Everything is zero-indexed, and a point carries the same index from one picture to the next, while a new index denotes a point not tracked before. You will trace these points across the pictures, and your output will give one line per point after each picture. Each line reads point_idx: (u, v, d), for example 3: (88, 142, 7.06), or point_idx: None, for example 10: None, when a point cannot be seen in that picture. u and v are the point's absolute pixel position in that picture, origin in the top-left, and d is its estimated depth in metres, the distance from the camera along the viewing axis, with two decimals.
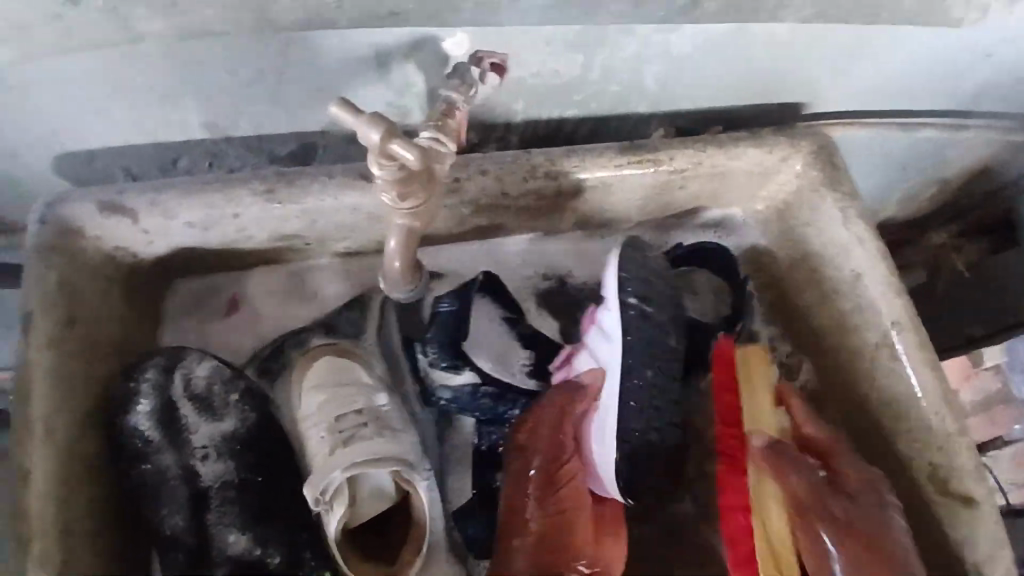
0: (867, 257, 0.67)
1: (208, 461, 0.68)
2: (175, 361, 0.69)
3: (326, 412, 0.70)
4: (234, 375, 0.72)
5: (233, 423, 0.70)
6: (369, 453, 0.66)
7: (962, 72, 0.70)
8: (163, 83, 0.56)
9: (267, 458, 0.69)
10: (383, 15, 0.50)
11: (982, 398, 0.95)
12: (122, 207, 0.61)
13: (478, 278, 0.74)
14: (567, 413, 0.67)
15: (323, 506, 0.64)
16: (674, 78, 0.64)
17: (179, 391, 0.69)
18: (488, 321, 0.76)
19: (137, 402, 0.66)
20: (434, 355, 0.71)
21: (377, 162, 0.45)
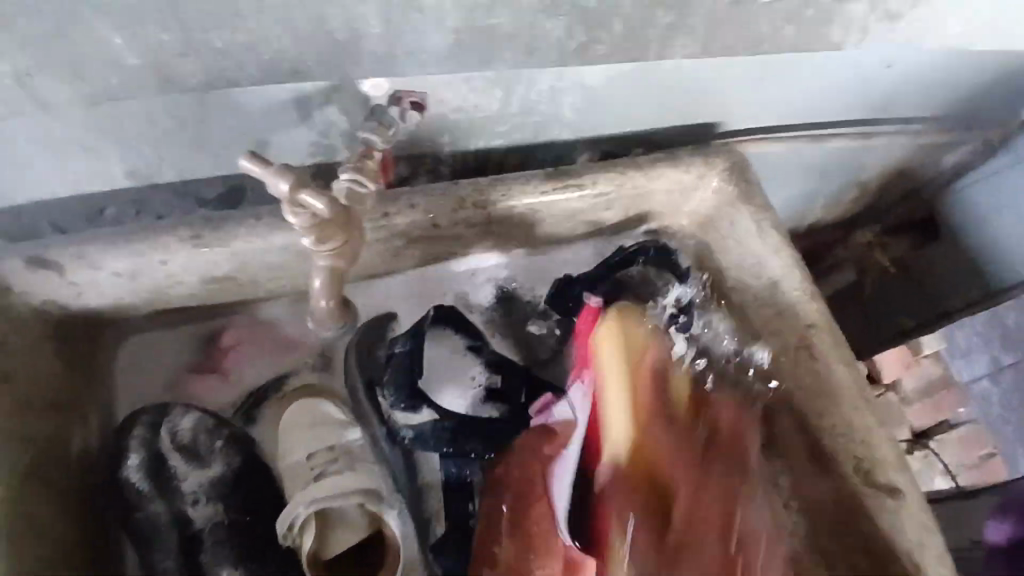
0: (782, 265, 0.72)
1: (199, 505, 0.72)
2: (160, 417, 0.73)
3: (298, 451, 0.75)
4: (219, 423, 0.75)
5: (220, 468, 0.73)
6: (331, 488, 0.70)
7: (865, 84, 0.74)
8: (86, 137, 0.56)
9: (254, 496, 0.73)
10: (286, 69, 0.50)
11: (924, 385, 0.98)
12: (50, 260, 0.61)
13: (429, 314, 0.77)
14: (536, 458, 0.70)
15: (293, 538, 0.71)
16: (591, 107, 0.67)
17: (167, 443, 0.72)
18: (447, 351, 0.78)
19: (127, 456, 0.71)
20: (393, 398, 0.73)
21: (292, 211, 0.47)
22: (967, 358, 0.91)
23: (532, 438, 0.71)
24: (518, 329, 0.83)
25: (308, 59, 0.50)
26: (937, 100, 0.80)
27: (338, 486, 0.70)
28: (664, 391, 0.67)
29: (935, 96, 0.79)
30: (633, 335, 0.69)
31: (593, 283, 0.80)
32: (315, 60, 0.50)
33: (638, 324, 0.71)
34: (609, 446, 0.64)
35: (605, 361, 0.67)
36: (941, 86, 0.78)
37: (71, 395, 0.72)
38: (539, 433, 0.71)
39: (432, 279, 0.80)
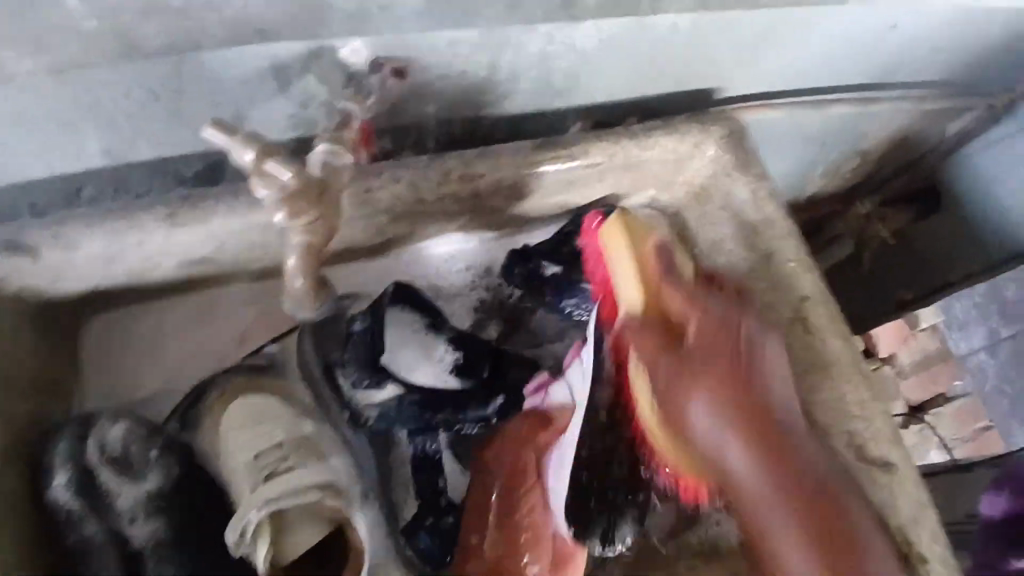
0: (778, 236, 0.70)
1: (138, 523, 0.67)
2: (86, 430, 0.67)
3: (241, 452, 0.68)
4: (152, 431, 0.71)
5: (157, 480, 0.68)
6: (288, 486, 0.64)
7: (866, 48, 0.72)
8: (54, 113, 0.54)
9: (195, 508, 0.69)
10: (251, 32, 0.49)
11: (920, 359, 0.97)
12: (24, 244, 0.59)
13: (389, 290, 0.73)
14: (526, 442, 0.72)
15: (244, 548, 0.64)
16: (582, 74, 0.64)
17: (97, 457, 0.66)
18: (405, 327, 0.73)
19: (53, 474, 0.64)
20: (354, 376, 0.70)
21: (258, 181, 0.46)
22: (964, 330, 0.89)
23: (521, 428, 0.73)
24: (487, 316, 0.83)
25: (277, 18, 0.49)
26: (941, 63, 0.78)
27: (298, 483, 0.65)
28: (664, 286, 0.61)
29: (939, 58, 0.77)
30: (635, 233, 0.64)
31: (553, 249, 0.77)
32: (283, 17, 0.49)
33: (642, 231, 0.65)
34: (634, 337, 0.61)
35: (616, 265, 0.64)
36: (945, 47, 0.75)
37: (48, 382, 0.70)
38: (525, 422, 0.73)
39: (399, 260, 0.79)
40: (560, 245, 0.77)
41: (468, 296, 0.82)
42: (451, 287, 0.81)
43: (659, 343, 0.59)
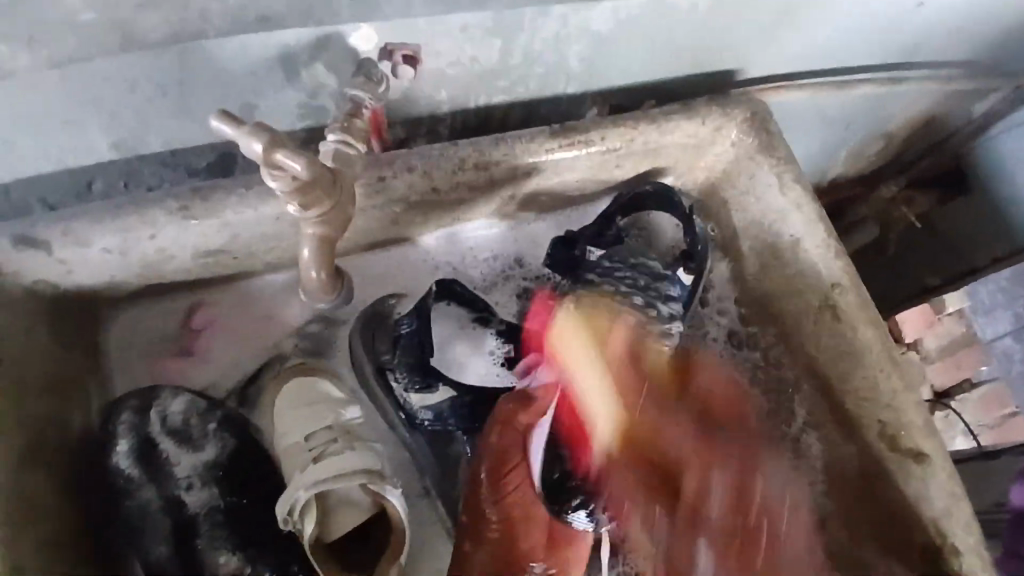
0: (805, 222, 0.67)
1: (193, 490, 0.69)
2: (148, 402, 0.69)
3: (295, 432, 0.69)
4: (211, 406, 0.72)
5: (213, 451, 0.70)
6: (334, 469, 0.63)
7: (893, 25, 0.69)
8: (61, 107, 0.53)
9: (250, 479, 0.70)
10: (250, 21, 0.48)
11: (946, 343, 0.95)
12: (36, 239, 0.58)
13: (430, 290, 0.71)
14: (510, 423, 0.65)
15: (293, 524, 0.63)
16: (597, 57, 0.62)
17: (157, 429, 0.68)
18: (453, 324, 0.73)
19: (115, 443, 0.67)
20: (405, 380, 0.70)
21: (270, 174, 0.44)
22: (991, 315, 0.86)
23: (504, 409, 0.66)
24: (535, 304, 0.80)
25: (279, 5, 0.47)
26: (971, 39, 0.75)
27: (343, 465, 0.63)
28: (632, 368, 0.64)
29: (968, 35, 0.74)
30: (597, 327, 0.67)
31: (598, 233, 0.75)
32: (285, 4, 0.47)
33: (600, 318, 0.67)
34: (581, 388, 0.64)
35: (568, 352, 0.65)
36: (975, 23, 0.72)
37: (71, 376, 0.69)
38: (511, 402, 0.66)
39: (427, 244, 0.77)
40: (603, 228, 0.75)
41: (512, 284, 0.80)
42: (490, 276, 0.79)
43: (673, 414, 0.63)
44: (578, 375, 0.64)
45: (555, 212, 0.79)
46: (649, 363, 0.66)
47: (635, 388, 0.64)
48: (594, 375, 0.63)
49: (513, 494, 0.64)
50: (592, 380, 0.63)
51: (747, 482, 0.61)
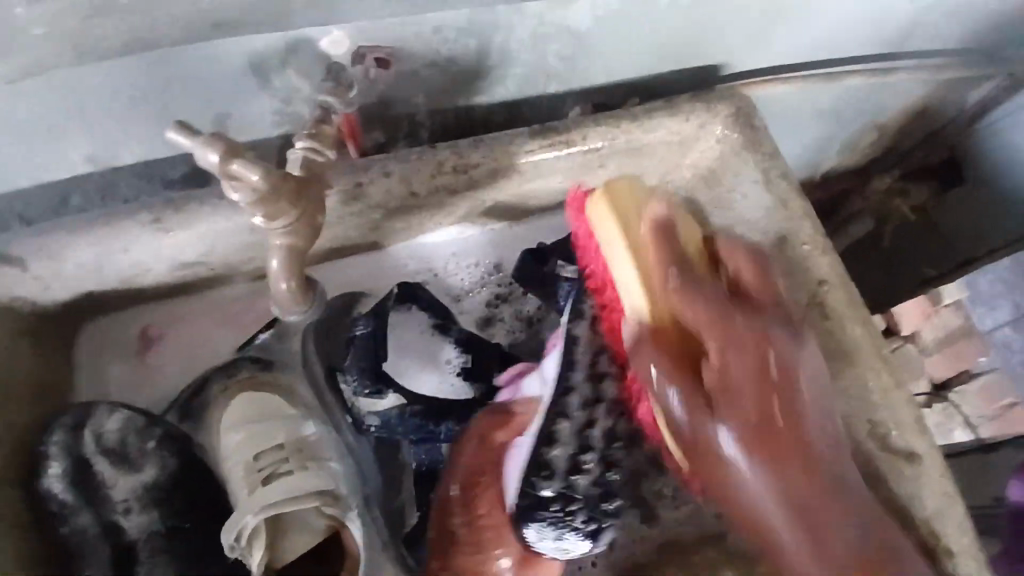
0: (794, 218, 0.66)
1: (132, 515, 0.63)
2: (83, 418, 0.64)
3: (242, 450, 0.64)
4: (150, 421, 0.65)
5: (154, 472, 0.64)
6: (286, 491, 0.60)
7: (876, 14, 0.68)
8: (26, 120, 0.51)
9: (196, 501, 0.65)
10: (210, 25, 0.47)
11: (944, 334, 0.95)
12: (9, 255, 0.57)
13: (392, 291, 0.73)
14: (485, 438, 0.65)
15: (240, 552, 0.61)
16: (577, 54, 0.61)
17: (92, 447, 0.63)
18: (414, 330, 0.72)
19: (46, 465, 0.61)
20: (355, 383, 0.67)
21: (229, 186, 0.43)
22: (990, 304, 0.86)
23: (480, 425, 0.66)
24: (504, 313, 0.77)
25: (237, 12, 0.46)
26: (956, 26, 0.74)
27: (295, 488, 0.61)
28: (670, 241, 0.55)
29: (953, 23, 0.73)
30: (621, 204, 0.60)
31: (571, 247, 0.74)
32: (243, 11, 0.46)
33: (632, 189, 0.61)
34: (630, 301, 0.58)
35: (601, 232, 0.61)
36: (959, 9, 0.71)
37: (48, 395, 0.67)
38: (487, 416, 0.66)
39: (396, 251, 0.75)
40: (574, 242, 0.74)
41: (483, 291, 0.78)
42: (459, 282, 0.77)
43: (671, 339, 0.53)
44: (626, 299, 0.58)
45: (531, 219, 0.77)
46: (682, 234, 0.57)
47: (648, 240, 0.57)
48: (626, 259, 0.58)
49: (481, 511, 0.63)
50: (635, 280, 0.57)
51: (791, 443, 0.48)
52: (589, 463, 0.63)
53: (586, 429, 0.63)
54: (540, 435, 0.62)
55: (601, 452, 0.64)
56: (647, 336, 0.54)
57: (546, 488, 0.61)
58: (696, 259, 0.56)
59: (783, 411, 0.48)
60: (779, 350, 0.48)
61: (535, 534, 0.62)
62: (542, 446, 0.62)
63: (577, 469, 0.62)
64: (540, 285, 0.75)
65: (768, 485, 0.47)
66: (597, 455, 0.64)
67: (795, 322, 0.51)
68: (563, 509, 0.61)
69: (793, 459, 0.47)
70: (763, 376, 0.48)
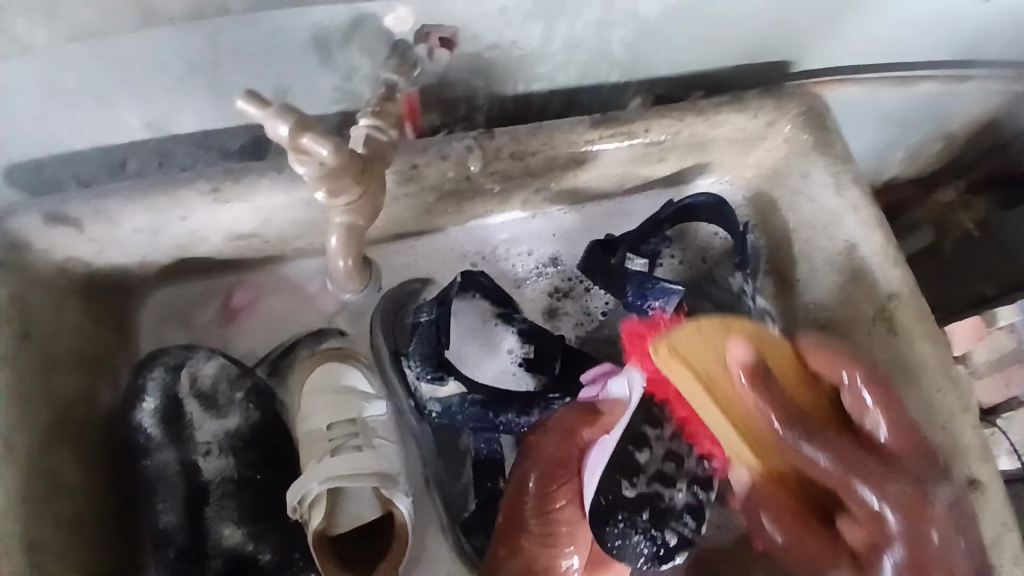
0: (861, 225, 0.64)
1: (211, 457, 0.66)
2: (180, 361, 0.67)
3: (319, 416, 0.67)
4: (242, 373, 0.68)
5: (237, 421, 0.67)
6: (351, 466, 0.62)
7: (959, 17, 0.65)
8: (93, 84, 0.52)
9: (272, 456, 0.67)
10: None
11: (996, 357, 0.89)
12: (68, 216, 0.58)
13: (456, 279, 0.68)
14: (574, 433, 0.62)
15: (301, 513, 0.62)
16: (645, 42, 0.60)
17: (185, 389, 0.66)
18: (477, 318, 0.70)
19: (142, 399, 0.65)
20: (418, 369, 0.65)
21: (297, 159, 0.43)
22: None
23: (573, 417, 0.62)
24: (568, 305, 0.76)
25: None
26: None
27: (357, 466, 0.62)
28: (768, 386, 0.53)
29: None
30: (697, 348, 0.57)
31: (640, 239, 0.70)
32: None
33: (706, 346, 0.57)
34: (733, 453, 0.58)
35: (678, 380, 0.57)
36: None
37: (106, 353, 0.68)
38: (579, 411, 0.63)
39: (456, 234, 0.75)
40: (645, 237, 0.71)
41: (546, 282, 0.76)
42: (520, 271, 0.76)
43: (791, 518, 0.55)
44: (736, 454, 0.57)
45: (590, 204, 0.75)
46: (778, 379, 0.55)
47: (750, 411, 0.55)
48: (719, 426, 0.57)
49: (558, 503, 0.60)
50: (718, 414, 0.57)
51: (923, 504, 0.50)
52: (676, 481, 0.62)
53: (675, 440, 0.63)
54: (630, 432, 0.60)
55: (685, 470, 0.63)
56: (758, 500, 0.57)
57: (630, 489, 0.59)
58: (779, 371, 0.56)
59: (935, 487, 0.51)
60: (932, 491, 0.50)
61: (614, 535, 0.58)
62: (631, 445, 0.60)
63: (661, 478, 0.61)
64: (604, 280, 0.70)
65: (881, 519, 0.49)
66: (679, 472, 0.62)
67: (932, 451, 0.53)
68: (648, 516, 0.60)
69: (942, 538, 0.49)
70: (915, 505, 0.49)
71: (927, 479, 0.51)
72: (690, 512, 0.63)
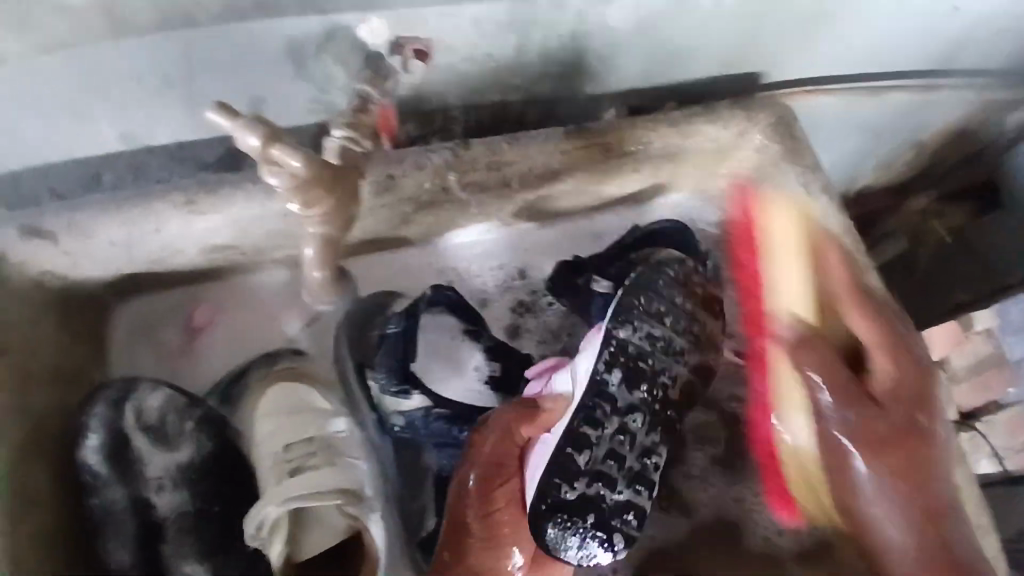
0: (834, 233, 0.65)
1: (164, 492, 0.64)
2: (124, 393, 0.64)
3: (274, 439, 0.66)
4: (191, 402, 0.66)
5: (189, 452, 0.65)
6: (309, 484, 0.61)
7: (925, 29, 0.67)
8: (66, 96, 0.52)
9: (225, 488, 0.65)
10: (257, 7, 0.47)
11: (974, 363, 0.87)
12: (42, 228, 0.57)
13: (424, 294, 0.70)
14: (511, 435, 0.59)
15: (259, 541, 0.60)
16: (619, 53, 0.61)
17: (131, 423, 0.63)
18: (443, 333, 0.70)
19: (86, 436, 0.62)
20: (383, 381, 0.67)
21: (270, 170, 0.43)
22: None
23: (511, 417, 0.59)
24: (537, 325, 0.76)
25: None
26: (1007, 47, 0.72)
27: (317, 485, 0.62)
28: (836, 266, 0.64)
29: (1005, 42, 0.71)
30: (778, 217, 0.67)
31: (605, 263, 0.72)
32: None
33: (782, 209, 0.67)
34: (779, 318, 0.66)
35: (768, 237, 0.68)
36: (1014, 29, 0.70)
37: (76, 369, 0.67)
38: (516, 410, 0.60)
39: (429, 250, 0.75)
40: (612, 259, 0.72)
41: (515, 301, 0.77)
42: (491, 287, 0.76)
43: (830, 359, 0.60)
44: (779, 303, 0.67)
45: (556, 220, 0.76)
46: (830, 265, 0.64)
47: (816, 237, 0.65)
48: (804, 288, 0.65)
49: (500, 506, 0.58)
50: (795, 280, 0.65)
51: (912, 441, 0.57)
52: (619, 479, 0.56)
53: (619, 439, 0.57)
54: (567, 433, 0.57)
55: (629, 467, 0.57)
56: (807, 346, 0.62)
57: (569, 492, 0.55)
58: (789, 247, 0.66)
59: (911, 365, 0.59)
60: (903, 375, 0.59)
61: (554, 538, 0.55)
62: (569, 447, 0.56)
63: (604, 478, 0.56)
64: (572, 300, 0.73)
65: (880, 476, 0.57)
66: (623, 470, 0.57)
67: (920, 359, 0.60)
68: (587, 519, 0.55)
69: (892, 426, 0.57)
70: (898, 443, 0.57)
71: (915, 353, 0.60)
72: (636, 510, 0.56)
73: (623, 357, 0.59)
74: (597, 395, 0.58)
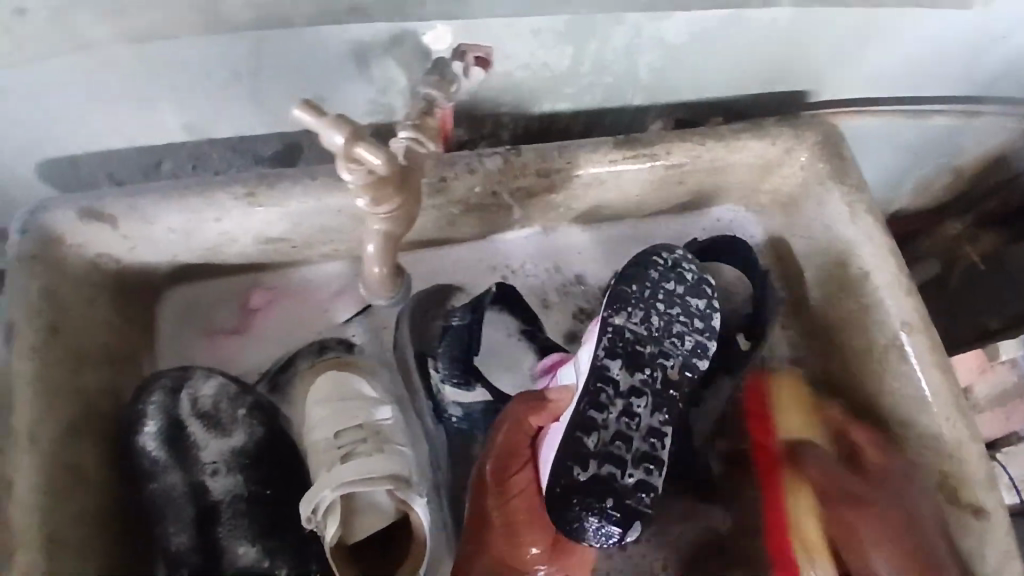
0: (874, 253, 0.66)
1: (219, 476, 0.65)
2: (178, 381, 0.66)
3: (322, 427, 0.67)
4: (242, 390, 0.68)
5: (242, 438, 0.66)
6: (363, 472, 0.61)
7: (973, 57, 0.68)
8: (138, 86, 0.54)
9: (278, 471, 0.67)
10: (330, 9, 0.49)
11: (999, 392, 0.91)
12: (104, 213, 0.60)
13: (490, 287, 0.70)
14: (521, 425, 0.60)
15: (315, 524, 0.60)
16: (670, 68, 0.62)
17: (187, 410, 0.65)
18: (501, 331, 0.73)
19: (143, 423, 0.64)
20: (444, 371, 0.68)
21: (346, 167, 0.44)
22: None
23: (518, 410, 0.60)
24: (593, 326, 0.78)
25: None
26: None
27: (368, 470, 0.61)
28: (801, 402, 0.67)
29: None
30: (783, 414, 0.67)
31: None
32: None
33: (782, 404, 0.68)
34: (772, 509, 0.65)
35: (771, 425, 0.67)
36: None
37: (128, 353, 0.69)
38: (524, 403, 0.60)
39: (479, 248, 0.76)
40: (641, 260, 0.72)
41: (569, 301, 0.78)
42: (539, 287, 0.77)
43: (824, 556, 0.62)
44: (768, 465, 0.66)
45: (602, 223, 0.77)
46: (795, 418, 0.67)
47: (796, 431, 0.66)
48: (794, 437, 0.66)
49: (513, 493, 0.58)
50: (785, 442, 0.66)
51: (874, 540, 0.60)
52: (631, 461, 0.58)
53: (623, 421, 0.58)
54: (574, 418, 0.58)
55: (637, 448, 0.58)
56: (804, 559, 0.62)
57: (581, 474, 0.57)
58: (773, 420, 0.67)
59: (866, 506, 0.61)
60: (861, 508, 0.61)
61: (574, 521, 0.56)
62: (578, 432, 0.57)
63: (614, 459, 0.57)
64: None
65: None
66: (631, 452, 0.58)
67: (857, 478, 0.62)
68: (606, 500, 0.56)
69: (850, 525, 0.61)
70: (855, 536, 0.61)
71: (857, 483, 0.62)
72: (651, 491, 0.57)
73: (620, 342, 0.60)
74: (599, 379, 0.58)
